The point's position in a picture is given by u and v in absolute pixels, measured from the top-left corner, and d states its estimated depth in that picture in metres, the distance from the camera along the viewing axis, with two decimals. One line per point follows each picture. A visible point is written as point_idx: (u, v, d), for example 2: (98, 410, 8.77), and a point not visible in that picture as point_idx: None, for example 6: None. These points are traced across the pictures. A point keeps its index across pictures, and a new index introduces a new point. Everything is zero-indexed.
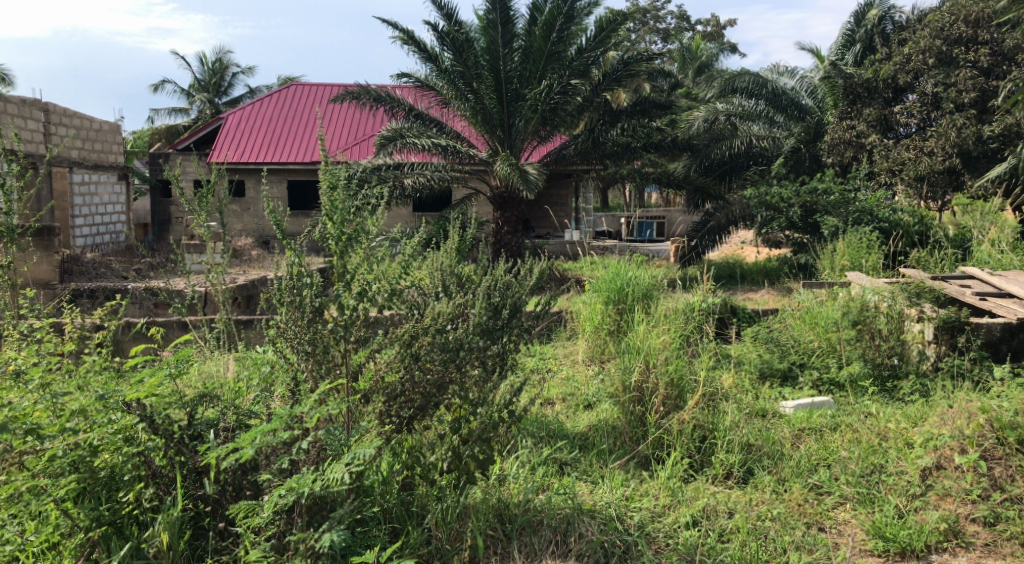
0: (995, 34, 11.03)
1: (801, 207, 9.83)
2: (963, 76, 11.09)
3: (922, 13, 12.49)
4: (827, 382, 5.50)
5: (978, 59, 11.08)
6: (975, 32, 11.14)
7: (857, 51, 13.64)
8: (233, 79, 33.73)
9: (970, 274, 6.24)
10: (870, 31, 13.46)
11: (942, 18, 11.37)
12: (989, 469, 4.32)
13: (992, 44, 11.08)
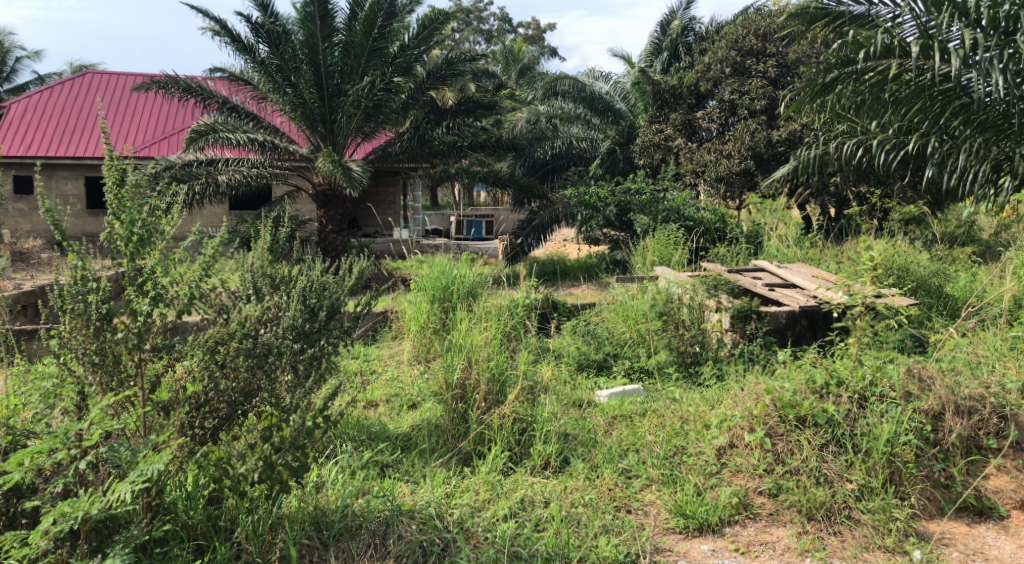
0: (780, 48, 12.02)
1: (617, 207, 10.29)
2: (755, 85, 11.98)
3: (719, 26, 13.53)
4: (638, 370, 5.89)
5: (767, 70, 12.00)
6: (763, 45, 12.18)
7: (664, 58, 14.60)
8: (18, 65, 30.81)
9: (760, 266, 6.91)
10: (675, 40, 14.45)
11: (736, 31, 12.31)
12: (773, 444, 4.68)
13: (778, 57, 12.10)
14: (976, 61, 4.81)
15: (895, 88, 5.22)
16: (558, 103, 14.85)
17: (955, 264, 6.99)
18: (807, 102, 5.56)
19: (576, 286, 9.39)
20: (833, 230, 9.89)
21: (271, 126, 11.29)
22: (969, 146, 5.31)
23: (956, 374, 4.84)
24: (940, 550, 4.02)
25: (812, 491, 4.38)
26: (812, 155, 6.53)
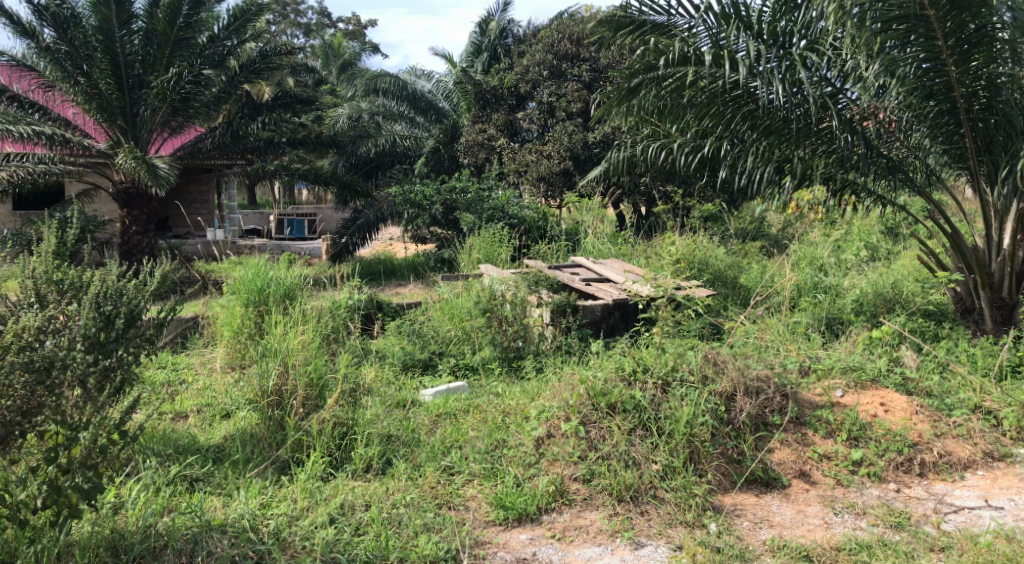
0: (592, 53, 12.54)
1: (443, 205, 10.35)
2: (571, 88, 12.45)
3: (536, 30, 13.92)
4: (463, 367, 5.94)
5: (581, 74, 12.51)
6: (577, 50, 12.64)
7: (484, 60, 14.83)
8: None
9: (577, 263, 7.17)
10: (494, 43, 14.85)
11: (552, 35, 12.69)
12: (587, 432, 4.89)
13: (591, 63, 12.64)
14: (761, 71, 5.26)
15: (693, 93, 5.62)
16: (380, 100, 14.53)
17: (747, 258, 7.63)
18: (615, 104, 5.82)
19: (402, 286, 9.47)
20: (644, 226, 10.46)
21: (61, 118, 10.32)
22: (755, 149, 5.80)
23: (744, 357, 5.31)
24: (733, 520, 4.37)
25: (622, 474, 4.61)
26: (621, 158, 6.80)
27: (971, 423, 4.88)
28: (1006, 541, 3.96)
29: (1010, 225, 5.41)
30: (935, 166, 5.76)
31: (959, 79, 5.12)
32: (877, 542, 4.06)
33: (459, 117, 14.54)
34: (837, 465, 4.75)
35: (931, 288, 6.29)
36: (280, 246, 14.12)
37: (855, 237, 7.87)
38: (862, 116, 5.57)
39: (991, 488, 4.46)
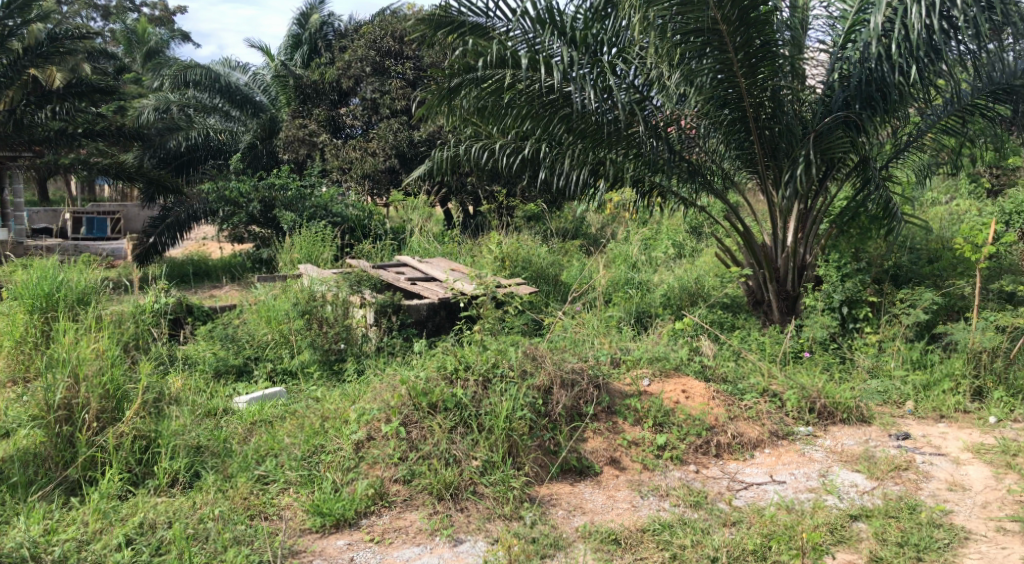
0: (415, 51, 12.44)
1: (261, 202, 9.88)
2: (395, 86, 12.20)
3: (358, 24, 13.51)
4: (281, 372, 5.76)
5: (405, 72, 12.30)
6: (400, 47, 12.46)
7: (304, 52, 14.49)
8: None
9: (403, 261, 7.16)
10: (313, 36, 14.41)
11: (374, 31, 12.40)
12: (408, 432, 4.86)
13: (414, 61, 12.45)
14: (573, 76, 5.49)
15: (512, 95, 5.79)
16: (190, 92, 13.77)
17: (567, 256, 7.92)
18: (437, 104, 5.94)
19: (218, 288, 9.23)
20: (471, 226, 10.61)
21: None
22: (571, 151, 6.12)
23: (560, 351, 5.49)
24: (548, 510, 4.52)
25: (441, 472, 4.63)
26: (443, 157, 6.81)
27: (759, 405, 5.29)
28: (787, 512, 4.39)
29: (793, 224, 5.93)
30: (730, 170, 6.24)
31: (749, 89, 5.58)
32: (677, 522, 4.36)
33: (278, 112, 14.10)
34: (644, 450, 5.04)
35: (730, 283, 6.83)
36: (79, 245, 13.00)
37: (663, 235, 8.35)
38: (666, 122, 5.93)
39: (776, 464, 4.89)
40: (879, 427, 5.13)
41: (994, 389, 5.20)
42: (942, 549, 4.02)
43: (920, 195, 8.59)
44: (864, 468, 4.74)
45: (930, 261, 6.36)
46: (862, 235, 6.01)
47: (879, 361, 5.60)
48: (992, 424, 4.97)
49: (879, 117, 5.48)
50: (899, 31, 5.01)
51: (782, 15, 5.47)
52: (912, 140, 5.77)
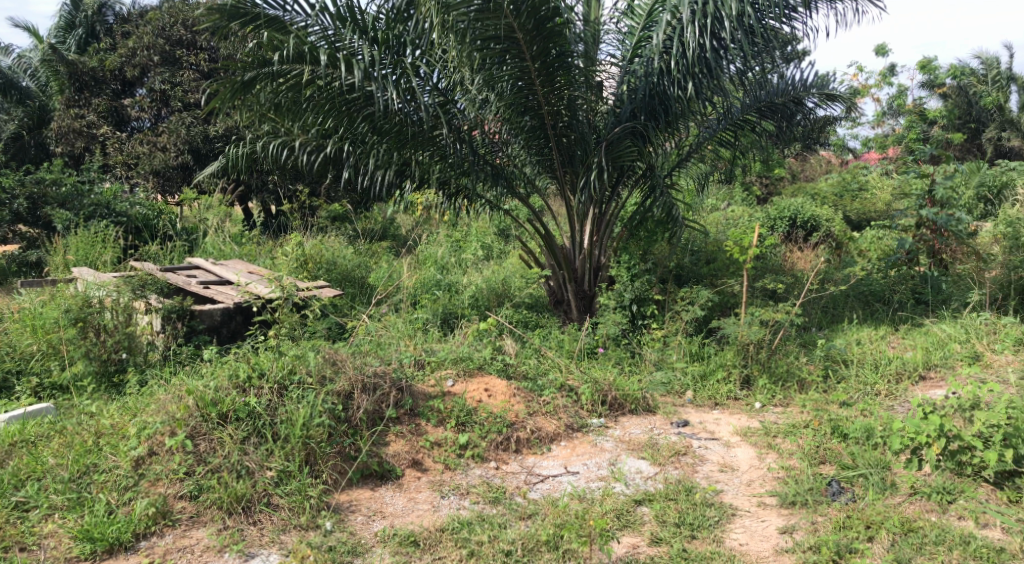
0: (209, 43, 11.73)
1: (28, 199, 8.77)
2: (186, 77, 11.53)
3: (144, 9, 12.47)
4: (49, 388, 5.31)
5: (199, 63, 11.69)
6: (192, 37, 11.66)
7: (79, 36, 13.49)
8: None
9: (196, 264, 6.77)
10: (91, 19, 13.37)
11: (162, 18, 11.58)
12: (195, 445, 4.56)
13: (209, 52, 11.81)
14: (374, 75, 5.44)
15: (311, 94, 5.69)
16: None
17: (373, 258, 7.85)
18: (228, 98, 5.54)
19: None
20: (274, 226, 10.24)
21: None
22: (376, 152, 6.08)
23: (361, 355, 5.41)
24: (347, 517, 4.43)
25: (232, 485, 4.39)
26: (240, 153, 6.47)
27: (557, 400, 5.51)
28: (579, 501, 4.60)
29: (589, 227, 6.30)
30: (531, 174, 6.48)
31: (546, 97, 5.82)
32: (475, 519, 4.43)
33: (47, 101, 14.01)
34: (446, 450, 5.06)
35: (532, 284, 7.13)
36: None
37: (471, 237, 8.49)
38: (470, 125, 6.04)
39: (570, 456, 5.12)
40: (663, 416, 5.52)
41: (759, 376, 5.72)
42: (713, 526, 4.40)
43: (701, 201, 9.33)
44: (648, 455, 5.07)
45: (709, 262, 6.94)
46: (649, 238, 6.54)
47: (663, 355, 6.01)
48: (757, 409, 5.49)
49: (661, 128, 5.92)
50: (676, 49, 5.46)
51: (576, 27, 5.76)
52: (692, 150, 6.29)
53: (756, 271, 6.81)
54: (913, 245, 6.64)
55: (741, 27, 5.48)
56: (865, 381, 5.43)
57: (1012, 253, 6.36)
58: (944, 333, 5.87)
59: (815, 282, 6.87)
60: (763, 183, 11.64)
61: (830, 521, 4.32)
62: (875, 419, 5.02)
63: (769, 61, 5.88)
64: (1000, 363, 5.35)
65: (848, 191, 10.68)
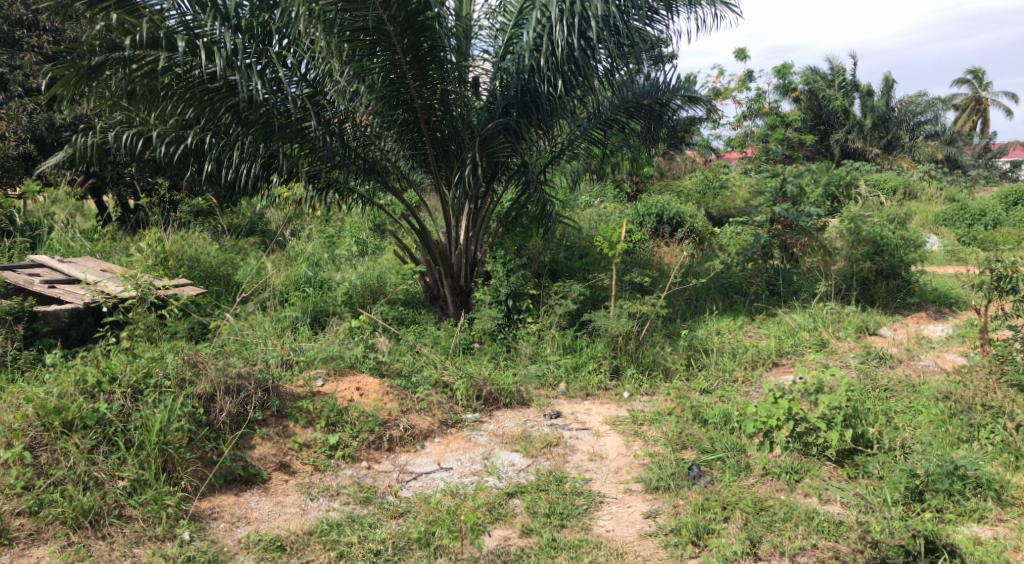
0: (53, 24, 10.90)
1: None
2: (27, 60, 10.68)
3: None
4: None
5: (41, 45, 10.86)
6: (34, 17, 10.81)
7: None
8: None
9: (38, 261, 6.28)
10: None
11: None
12: (35, 457, 4.25)
13: (53, 34, 10.97)
14: (238, 64, 5.21)
15: (168, 82, 5.36)
16: None
17: (241, 254, 7.57)
18: (74, 83, 5.09)
19: None
20: (131, 222, 9.67)
21: None
22: (240, 144, 5.82)
23: (224, 355, 5.19)
24: (207, 525, 4.23)
25: (77, 499, 4.12)
26: (90, 144, 6.03)
27: (431, 397, 5.46)
28: (451, 497, 4.59)
29: (464, 223, 6.31)
30: (405, 169, 6.41)
31: (419, 91, 5.77)
32: (345, 520, 4.34)
33: None
34: (315, 452, 4.92)
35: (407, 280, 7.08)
36: None
37: (344, 233, 8.32)
38: (341, 118, 5.90)
39: (444, 452, 5.10)
40: (536, 408, 5.60)
41: (627, 366, 5.91)
42: (581, 514, 4.51)
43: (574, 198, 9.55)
44: (521, 447, 5.13)
45: (581, 257, 7.13)
46: (523, 234, 6.63)
47: (538, 348, 6.08)
48: (626, 398, 5.66)
49: (534, 124, 6.00)
50: (546, 46, 5.54)
51: (448, 22, 5.73)
52: (564, 147, 6.43)
53: (624, 265, 7.06)
54: (767, 240, 7.07)
55: (608, 28, 5.63)
56: (723, 368, 5.73)
57: (853, 245, 6.77)
58: (794, 322, 6.28)
59: (679, 276, 7.18)
60: (633, 180, 12.06)
61: (690, 504, 4.51)
62: (731, 405, 5.30)
63: (635, 62, 6.09)
64: (842, 350, 5.79)
65: (710, 189, 11.24)
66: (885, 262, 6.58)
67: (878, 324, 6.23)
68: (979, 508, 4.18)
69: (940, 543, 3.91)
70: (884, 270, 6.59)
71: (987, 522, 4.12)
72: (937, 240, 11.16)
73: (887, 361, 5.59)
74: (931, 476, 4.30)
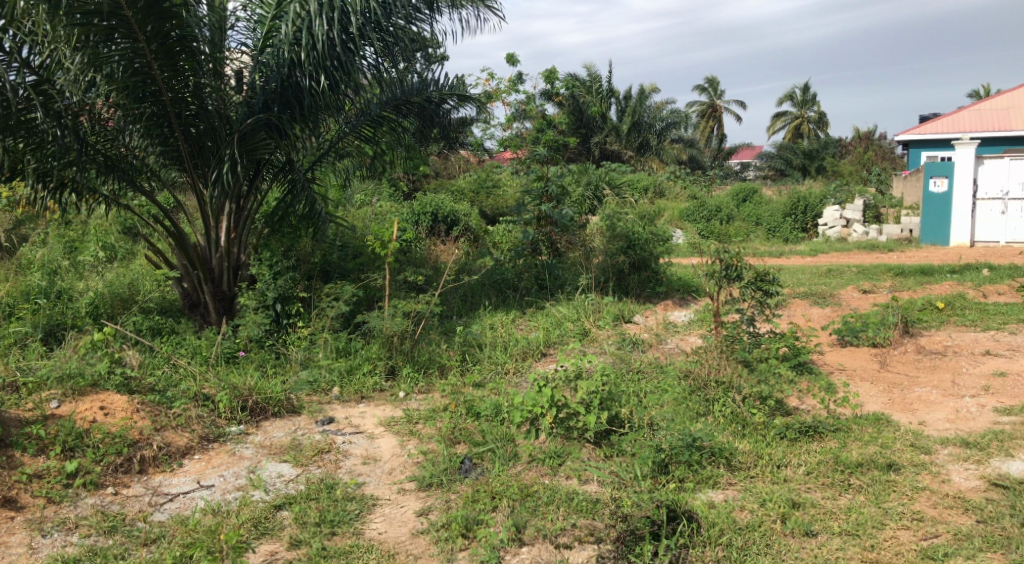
0: None
1: None
2: None
3: None
4: None
5: None
6: None
7: None
8: None
9: None
10: None
11: None
12: None
13: None
14: None
15: None
16: None
17: None
18: None
19: None
20: None
21: None
22: None
23: None
24: None
25: None
26: None
27: (189, 411, 5.10)
28: (212, 515, 4.29)
29: (225, 224, 5.98)
30: (156, 166, 5.94)
31: (167, 83, 5.35)
32: (85, 554, 3.90)
33: None
34: (50, 482, 4.37)
35: (164, 287, 6.57)
36: None
37: (89, 236, 7.61)
38: (74, 110, 5.33)
39: (204, 469, 4.76)
40: (307, 416, 5.42)
41: (403, 366, 5.89)
42: (353, 519, 4.39)
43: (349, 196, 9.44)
44: (290, 457, 4.92)
45: (355, 256, 7.02)
46: (292, 235, 6.40)
47: (310, 353, 5.91)
48: (401, 398, 5.64)
49: (297, 120, 5.82)
50: (306, 40, 5.39)
51: (197, 9, 5.37)
52: (332, 144, 6.34)
53: (398, 264, 7.08)
54: (535, 236, 7.41)
55: (371, 25, 5.63)
56: (496, 362, 5.92)
57: (609, 241, 7.30)
58: (560, 314, 6.63)
59: (452, 274, 7.35)
60: (408, 178, 12.22)
61: (461, 498, 4.57)
62: (501, 396, 5.48)
63: (401, 60, 6.14)
64: (602, 337, 6.22)
65: (483, 189, 11.71)
66: (637, 255, 7.17)
67: (633, 312, 6.76)
68: (714, 475, 4.62)
69: (679, 511, 4.23)
70: (636, 262, 7.17)
71: (720, 487, 4.55)
72: (682, 235, 12.65)
73: (640, 347, 6.08)
74: (673, 450, 4.70)
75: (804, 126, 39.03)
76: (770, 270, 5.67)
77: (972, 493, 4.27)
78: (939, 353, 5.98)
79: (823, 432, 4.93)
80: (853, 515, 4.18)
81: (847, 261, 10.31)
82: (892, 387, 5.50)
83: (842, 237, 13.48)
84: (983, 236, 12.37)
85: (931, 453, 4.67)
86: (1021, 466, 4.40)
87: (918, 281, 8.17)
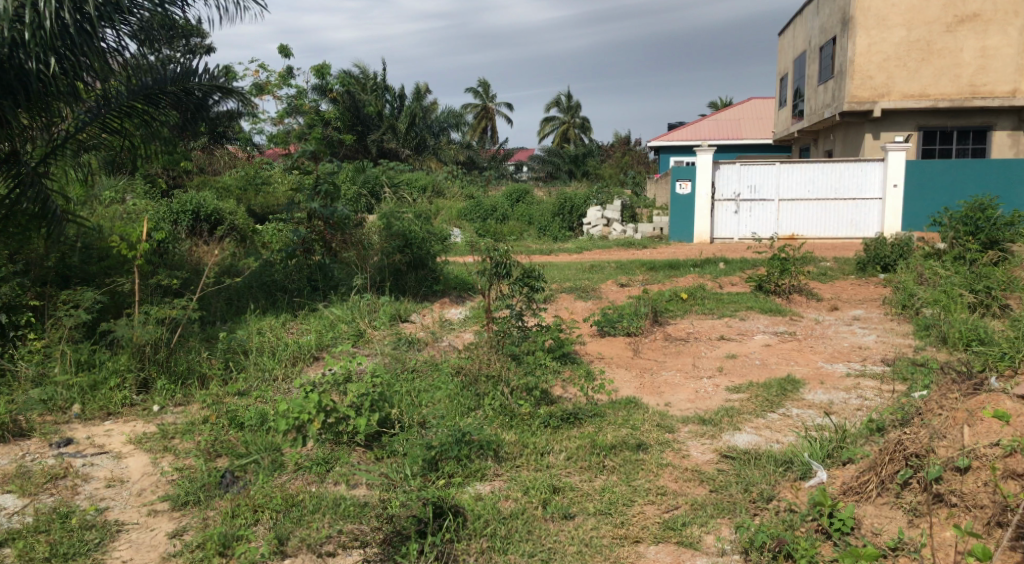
0: None
1: None
2: None
3: None
4: None
5: None
6: None
7: None
8: None
9: None
10: None
11: None
12: None
13: None
14: None
15: None
16: None
17: None
18: None
19: None
20: None
21: None
22: None
23: None
24: None
25: None
26: None
27: None
28: None
29: None
30: None
31: None
32: None
33: None
34: None
35: None
36: None
37: None
38: None
39: None
40: (38, 438, 4.82)
41: (157, 378, 5.44)
42: (92, 550, 3.93)
43: (94, 191, 8.54)
44: (15, 487, 4.33)
45: (101, 259, 6.39)
46: (21, 238, 5.74)
47: (43, 369, 5.31)
48: (154, 412, 5.22)
49: (24, 107, 5.24)
50: (29, 17, 4.91)
51: None
52: (69, 135, 5.76)
53: (150, 266, 6.55)
54: (307, 236, 7.21)
55: (110, 6, 5.25)
56: (263, 368, 5.66)
57: (385, 239, 7.33)
58: (333, 315, 6.51)
59: (211, 276, 7.06)
60: (167, 174, 11.37)
61: (220, 514, 4.26)
62: (268, 404, 5.23)
63: (149, 45, 5.77)
64: (376, 338, 6.19)
65: (252, 185, 11.60)
66: (413, 254, 7.36)
67: (409, 311, 6.85)
68: (481, 468, 4.71)
69: (445, 506, 4.17)
70: (412, 261, 7.36)
71: (487, 479, 4.64)
72: (459, 234, 13.02)
73: (415, 345, 6.13)
74: (442, 446, 4.69)
75: (570, 132, 41.55)
76: (536, 268, 6.07)
77: (707, 466, 4.71)
78: (682, 339, 6.60)
79: (582, 418, 5.25)
80: (606, 495, 4.44)
81: (610, 257, 11.17)
82: (642, 372, 5.97)
83: (603, 235, 14.50)
84: (720, 233, 13.81)
85: (674, 431, 5.10)
86: (746, 438, 4.93)
87: (666, 274, 8.96)
